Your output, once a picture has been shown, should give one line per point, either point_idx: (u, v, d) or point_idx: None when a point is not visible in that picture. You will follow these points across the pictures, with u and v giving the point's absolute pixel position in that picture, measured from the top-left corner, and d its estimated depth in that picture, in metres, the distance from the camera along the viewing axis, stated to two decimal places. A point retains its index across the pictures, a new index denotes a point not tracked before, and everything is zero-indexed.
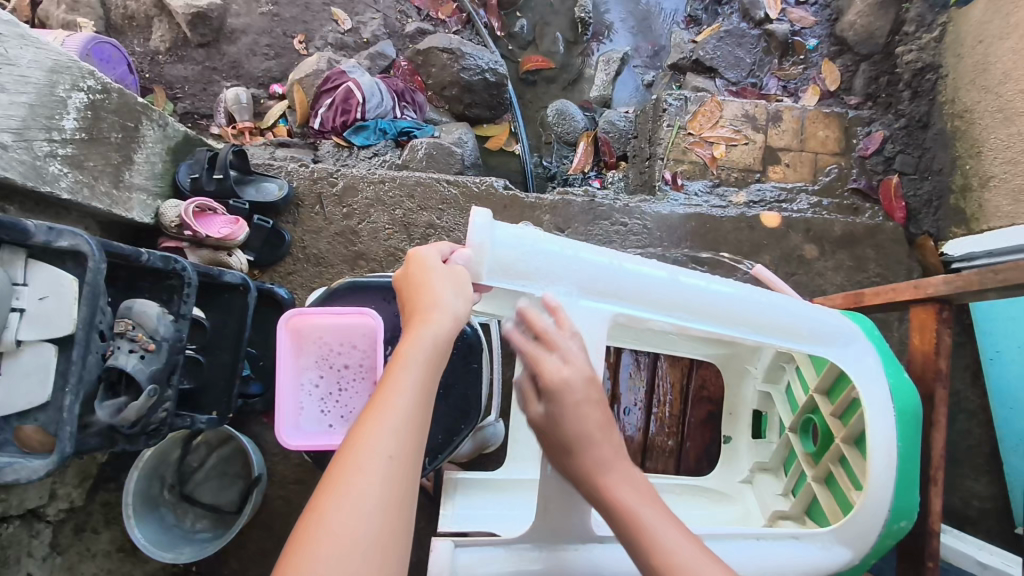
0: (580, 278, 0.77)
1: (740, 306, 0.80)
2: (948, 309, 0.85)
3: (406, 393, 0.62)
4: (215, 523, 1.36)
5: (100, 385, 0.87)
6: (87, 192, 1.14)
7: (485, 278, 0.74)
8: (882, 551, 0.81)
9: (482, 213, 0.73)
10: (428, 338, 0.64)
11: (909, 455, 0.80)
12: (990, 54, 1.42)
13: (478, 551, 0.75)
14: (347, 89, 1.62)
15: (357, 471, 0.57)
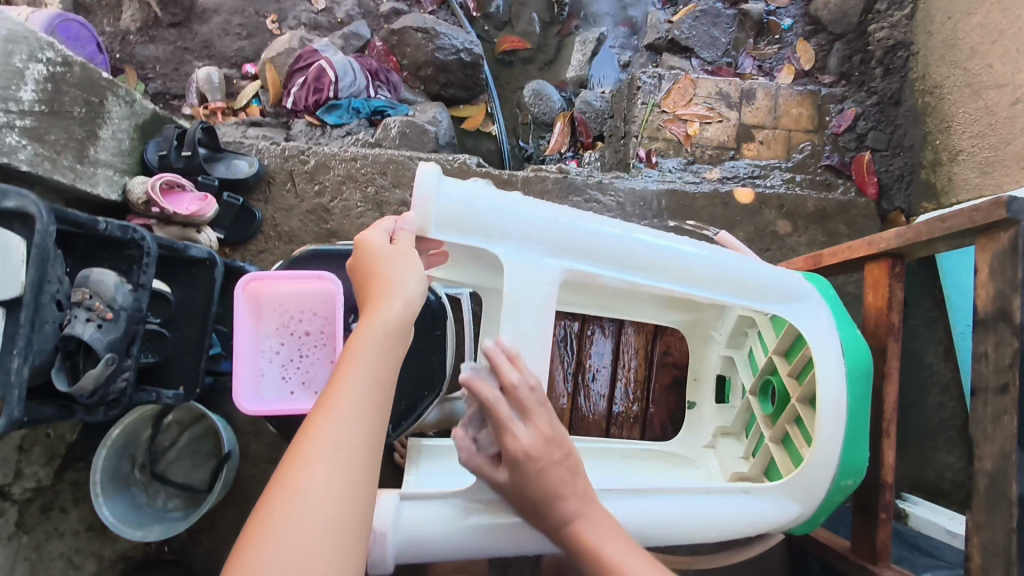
0: (533, 233, 0.76)
1: (697, 265, 0.81)
2: (899, 264, 0.87)
3: (360, 378, 0.59)
4: (187, 502, 1.35)
5: (57, 355, 0.87)
6: (48, 165, 1.12)
7: (432, 232, 0.74)
8: (832, 507, 0.84)
9: (429, 166, 0.72)
10: (382, 323, 0.63)
11: (857, 409, 0.82)
12: (959, 30, 1.44)
13: (424, 505, 0.76)
14: (320, 68, 1.60)
15: (309, 466, 0.54)
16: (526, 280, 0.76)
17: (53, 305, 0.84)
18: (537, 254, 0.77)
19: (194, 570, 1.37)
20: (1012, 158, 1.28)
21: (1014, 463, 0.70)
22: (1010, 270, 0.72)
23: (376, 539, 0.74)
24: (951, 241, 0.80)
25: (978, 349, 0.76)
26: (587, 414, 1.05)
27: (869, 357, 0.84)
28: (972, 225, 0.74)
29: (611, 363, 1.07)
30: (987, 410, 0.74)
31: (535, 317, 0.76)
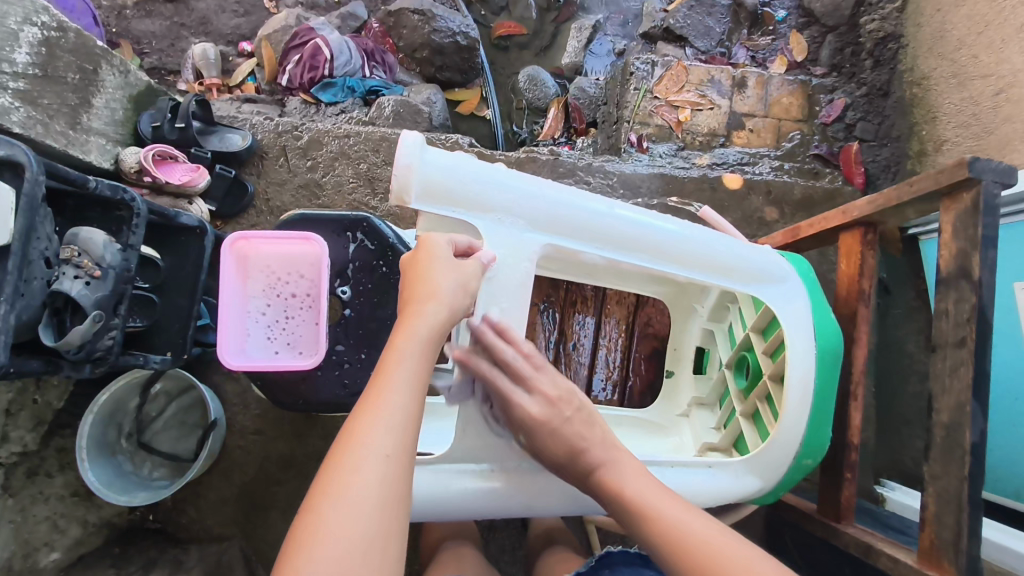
0: (514, 205, 0.77)
1: (673, 241, 0.82)
2: (872, 232, 0.88)
3: (401, 385, 0.62)
4: (173, 472, 1.36)
5: (45, 311, 0.88)
6: (41, 129, 1.13)
7: (412, 202, 0.74)
8: (792, 485, 0.86)
9: (411, 135, 0.72)
10: (422, 333, 0.65)
11: (827, 392, 0.82)
12: (947, 21, 1.45)
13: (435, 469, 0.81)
14: (315, 45, 1.61)
15: (353, 468, 0.57)
16: (505, 252, 0.78)
17: (41, 262, 0.85)
18: (516, 228, 0.78)
19: (179, 539, 1.38)
20: (995, 146, 1.31)
21: (967, 413, 0.72)
22: (970, 228, 0.73)
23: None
24: (920, 207, 0.81)
25: (940, 307, 0.77)
26: (567, 384, 1.02)
27: (841, 342, 0.83)
28: (936, 186, 0.75)
29: (591, 333, 1.04)
30: (945, 363, 0.75)
31: (507, 296, 0.79)
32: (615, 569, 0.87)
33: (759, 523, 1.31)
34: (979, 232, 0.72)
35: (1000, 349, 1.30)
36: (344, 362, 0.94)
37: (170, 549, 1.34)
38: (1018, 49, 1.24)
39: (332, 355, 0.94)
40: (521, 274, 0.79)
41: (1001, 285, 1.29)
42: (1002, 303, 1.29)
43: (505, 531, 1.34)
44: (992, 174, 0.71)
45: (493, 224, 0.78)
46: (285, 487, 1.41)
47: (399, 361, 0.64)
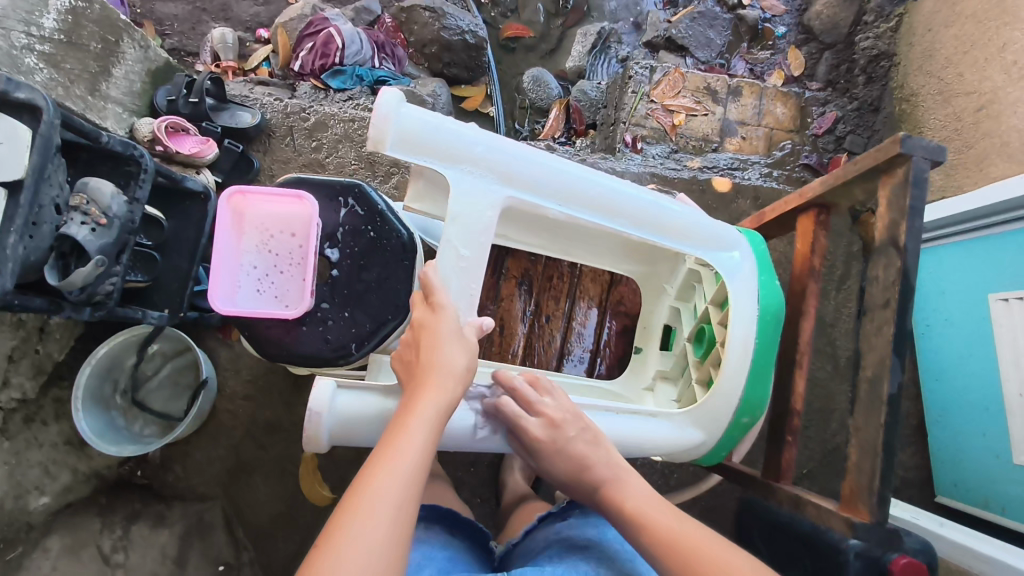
0: (483, 159, 0.82)
1: (638, 207, 0.87)
2: (825, 214, 0.94)
3: (416, 448, 0.67)
4: (164, 430, 1.41)
5: (51, 253, 0.93)
6: (62, 91, 1.21)
7: (387, 147, 0.78)
8: (731, 442, 0.95)
9: (392, 89, 0.78)
10: (443, 396, 0.71)
11: (765, 351, 0.89)
12: (936, 41, 1.51)
13: (358, 394, 0.79)
14: (328, 34, 1.68)
15: (368, 512, 0.60)
16: (469, 201, 0.82)
17: (51, 208, 0.91)
18: (484, 179, 0.83)
19: (163, 496, 1.41)
20: (973, 161, 1.37)
21: (887, 366, 0.76)
22: (901, 199, 0.77)
23: (312, 418, 0.77)
24: (866, 185, 0.85)
25: (872, 273, 0.82)
26: (540, 353, 1.07)
27: (779, 306, 0.90)
28: (874, 162, 0.79)
29: (564, 307, 1.09)
30: (873, 325, 0.80)
31: (469, 239, 0.83)
32: (585, 508, 0.98)
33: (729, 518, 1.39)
34: (907, 203, 0.76)
35: (971, 356, 1.33)
36: (328, 319, 0.98)
37: (154, 505, 1.38)
38: (998, 68, 1.31)
39: (317, 311, 0.98)
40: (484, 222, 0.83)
41: (973, 293, 1.32)
42: (971, 309, 1.33)
43: (479, 509, 1.40)
44: (922, 151, 0.76)
45: (462, 176, 0.82)
46: (269, 451, 1.45)
47: (416, 425, 0.68)
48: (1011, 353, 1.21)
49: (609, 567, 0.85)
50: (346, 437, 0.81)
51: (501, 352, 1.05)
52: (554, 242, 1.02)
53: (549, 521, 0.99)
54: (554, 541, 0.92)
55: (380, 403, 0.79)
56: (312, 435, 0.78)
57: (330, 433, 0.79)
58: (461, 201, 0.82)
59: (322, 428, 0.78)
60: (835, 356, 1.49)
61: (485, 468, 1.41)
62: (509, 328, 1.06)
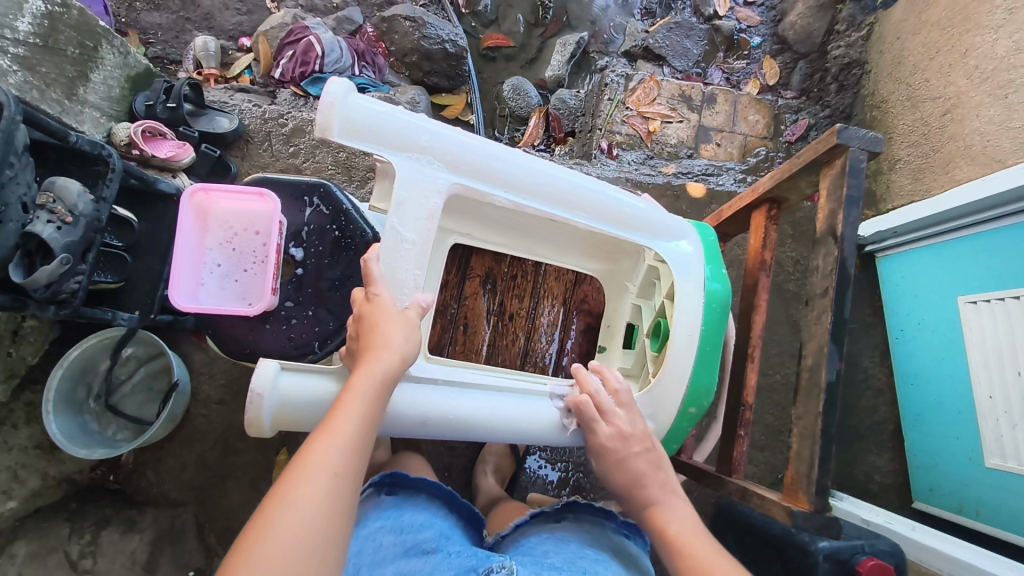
0: (431, 148, 0.83)
1: (585, 195, 0.89)
2: (775, 209, 0.95)
3: (355, 418, 0.66)
4: (136, 435, 1.39)
5: (17, 251, 0.94)
6: (37, 94, 1.22)
7: (334, 134, 0.79)
8: (683, 437, 0.96)
9: (340, 78, 0.79)
10: (377, 372, 0.70)
11: (712, 338, 0.92)
12: (904, 49, 1.54)
13: (303, 376, 0.80)
14: (308, 42, 1.70)
15: (302, 485, 0.59)
16: (417, 189, 0.84)
17: (18, 206, 0.92)
18: (430, 166, 0.84)
19: (136, 501, 1.40)
20: (940, 164, 1.39)
21: (826, 355, 0.78)
22: (838, 189, 0.79)
23: (254, 399, 0.78)
24: (810, 178, 0.87)
25: (813, 263, 0.83)
26: (505, 352, 1.08)
27: (728, 295, 0.93)
28: (814, 154, 0.81)
29: (528, 307, 1.09)
30: (814, 313, 0.82)
31: (415, 225, 0.84)
32: (577, 515, 1.01)
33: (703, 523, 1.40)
34: (844, 192, 0.78)
35: (943, 359, 1.33)
36: (292, 318, 0.99)
37: (126, 510, 1.37)
38: (961, 72, 1.34)
39: (281, 310, 0.99)
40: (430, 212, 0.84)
41: (944, 296, 1.33)
42: (945, 313, 1.33)
43: None
44: (859, 141, 0.77)
45: (411, 164, 0.83)
46: (242, 456, 1.45)
47: (355, 398, 0.68)
48: (980, 357, 1.22)
49: (604, 566, 0.87)
50: (290, 422, 0.81)
51: (466, 351, 1.06)
52: (511, 237, 1.05)
53: (539, 520, 1.01)
54: (547, 538, 0.94)
55: (322, 385, 0.81)
56: (254, 417, 0.78)
57: (274, 417, 0.80)
58: (407, 187, 0.83)
59: (264, 410, 0.78)
60: None
61: (459, 472, 1.41)
62: (473, 328, 1.07)
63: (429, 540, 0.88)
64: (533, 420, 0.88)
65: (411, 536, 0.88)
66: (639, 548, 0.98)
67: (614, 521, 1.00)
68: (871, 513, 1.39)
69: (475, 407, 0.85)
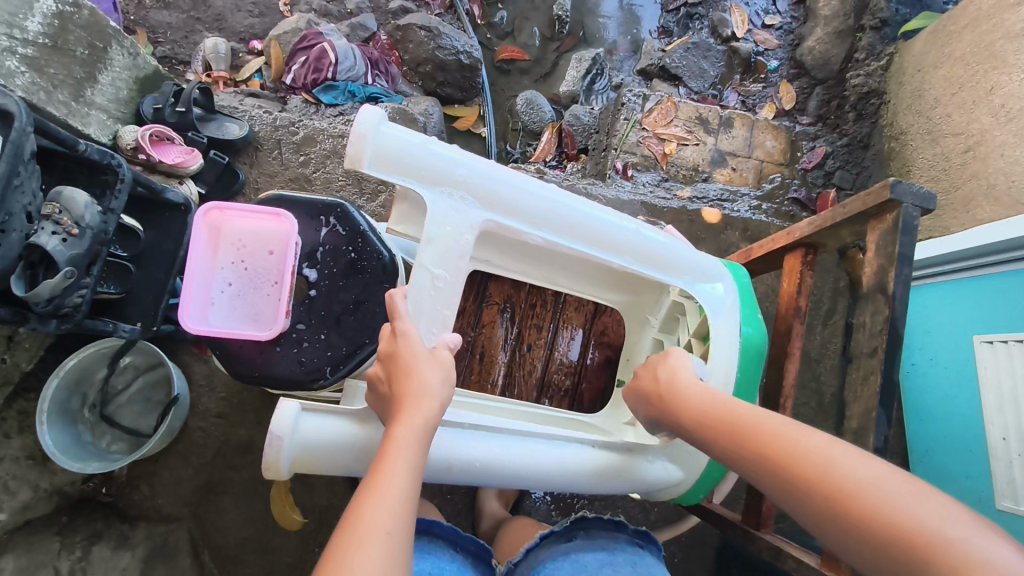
0: (464, 181, 0.83)
1: (619, 234, 0.90)
2: (811, 253, 0.98)
3: (400, 472, 0.64)
4: (132, 447, 1.35)
5: (19, 263, 0.90)
6: (44, 96, 1.18)
7: (364, 165, 0.79)
8: (709, 487, 1.01)
9: (372, 108, 0.79)
10: (420, 420, 0.68)
11: (745, 384, 0.93)
12: (925, 82, 1.52)
13: (323, 420, 0.80)
14: (322, 49, 1.67)
15: (358, 551, 0.55)
16: (449, 223, 0.83)
17: (22, 216, 0.87)
18: (464, 202, 0.84)
19: (128, 516, 1.35)
20: (960, 202, 1.38)
21: None
22: (889, 246, 0.83)
23: (272, 442, 0.76)
24: (853, 228, 0.90)
25: (858, 321, 0.87)
26: (520, 384, 1.11)
27: (762, 339, 0.95)
28: (864, 207, 0.84)
29: (546, 335, 1.12)
30: (858, 373, 0.85)
31: (445, 262, 0.84)
32: (589, 532, 0.97)
33: (710, 556, 1.38)
34: (896, 249, 0.81)
35: (954, 398, 1.31)
36: (303, 340, 0.96)
37: (118, 525, 1.32)
38: (985, 110, 1.32)
39: (292, 332, 0.97)
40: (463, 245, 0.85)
41: (958, 334, 1.31)
42: (960, 350, 1.30)
43: None
44: (912, 197, 0.80)
45: (443, 197, 0.83)
46: (242, 472, 1.41)
47: (397, 452, 0.65)
48: (994, 398, 1.19)
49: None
50: (308, 462, 0.80)
51: (480, 381, 1.09)
52: (532, 265, 1.03)
53: (550, 541, 0.95)
54: (563, 562, 0.91)
55: (342, 430, 0.80)
56: (273, 460, 0.77)
57: (292, 458, 0.79)
58: (439, 223, 0.83)
59: (283, 453, 0.77)
60: (819, 394, 1.48)
61: (462, 495, 1.38)
62: (489, 357, 1.10)
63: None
64: (563, 462, 0.89)
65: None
66: (655, 558, 0.95)
67: (626, 531, 0.98)
68: None
69: (504, 453, 0.86)
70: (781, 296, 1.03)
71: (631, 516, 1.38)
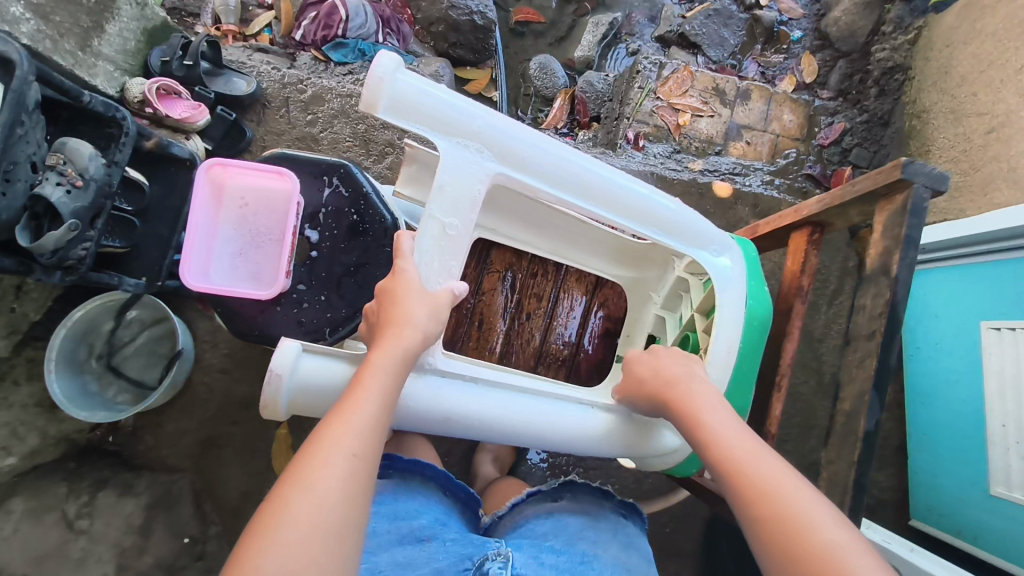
0: (479, 134, 0.82)
1: (631, 198, 0.89)
2: (818, 232, 0.97)
3: (372, 394, 0.67)
4: (138, 398, 1.37)
5: (25, 213, 0.91)
6: (50, 45, 1.16)
7: (380, 110, 0.77)
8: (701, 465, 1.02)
9: (389, 53, 0.77)
10: (398, 349, 0.72)
11: (747, 360, 0.94)
12: (953, 58, 1.47)
13: (323, 361, 0.80)
14: (332, 5, 1.62)
15: (321, 463, 0.60)
16: (460, 175, 0.82)
17: (26, 165, 0.87)
18: (478, 155, 0.83)
19: (133, 464, 1.38)
20: (978, 184, 1.34)
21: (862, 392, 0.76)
22: (897, 226, 0.81)
23: (272, 379, 0.77)
24: (862, 208, 0.88)
25: (861, 302, 0.86)
26: (519, 351, 1.11)
27: (766, 314, 0.95)
28: (874, 185, 0.82)
29: (547, 305, 1.12)
30: (857, 354, 0.84)
31: (458, 211, 0.83)
32: (576, 495, 0.97)
33: (700, 526, 1.40)
34: (903, 232, 0.80)
35: (956, 383, 1.30)
36: (303, 301, 0.98)
37: (124, 472, 1.36)
38: (1013, 90, 1.27)
39: (292, 292, 0.98)
40: (474, 200, 0.83)
41: (966, 316, 1.29)
42: (967, 336, 1.28)
43: None
44: (923, 178, 0.78)
45: (456, 149, 0.82)
46: (244, 427, 1.43)
47: (374, 375, 0.69)
48: (996, 384, 1.18)
49: (603, 551, 0.88)
50: (305, 404, 0.81)
51: (479, 348, 1.09)
52: (538, 226, 1.06)
53: (535, 499, 0.96)
54: (546, 519, 0.93)
55: (341, 372, 0.80)
56: (271, 398, 0.78)
57: (288, 398, 0.79)
58: (451, 173, 0.82)
59: (281, 391, 0.78)
60: (820, 372, 1.47)
61: (459, 458, 1.40)
62: (489, 325, 1.10)
63: (424, 528, 0.87)
64: (560, 423, 0.90)
65: (405, 524, 0.88)
66: (638, 519, 0.98)
67: (612, 502, 0.98)
68: (908, 551, 1.24)
69: (500, 408, 0.87)
70: (785, 273, 1.02)
71: (623, 485, 1.40)
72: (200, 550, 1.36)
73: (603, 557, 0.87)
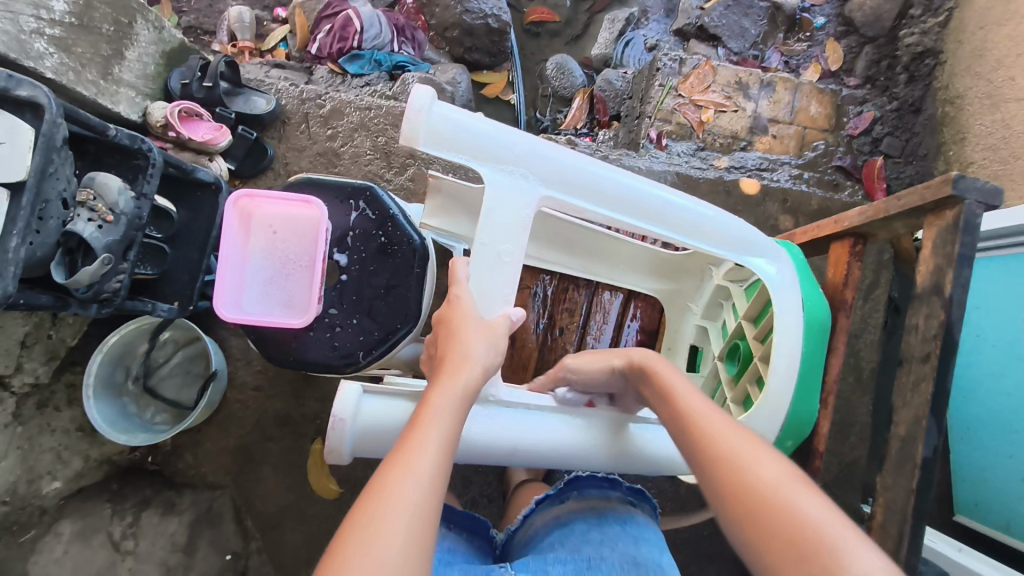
0: (521, 159, 0.81)
1: (677, 212, 0.87)
2: (860, 243, 0.95)
3: (435, 434, 0.64)
4: (175, 418, 1.39)
5: (59, 250, 0.92)
6: (73, 76, 1.18)
7: (420, 142, 0.77)
8: None
9: (424, 87, 0.77)
10: (458, 385, 0.69)
11: (812, 362, 0.90)
12: (988, 40, 1.41)
13: (385, 400, 0.80)
14: (346, 16, 1.64)
15: (381, 518, 0.56)
16: (506, 200, 0.81)
17: (58, 203, 0.89)
18: (524, 179, 0.82)
19: (174, 483, 1.41)
20: (1020, 174, 1.29)
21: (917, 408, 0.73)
22: (948, 246, 0.80)
23: (336, 425, 0.78)
24: (908, 221, 0.87)
25: (911, 323, 0.84)
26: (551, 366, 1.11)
27: (826, 316, 0.92)
28: (921, 201, 0.81)
29: (579, 319, 1.12)
30: (908, 378, 0.82)
31: (509, 236, 0.82)
32: (582, 492, 0.95)
33: None
34: (955, 249, 0.79)
35: (1001, 380, 1.26)
36: (336, 325, 0.98)
37: (165, 491, 1.38)
38: None
39: (325, 317, 0.98)
40: (523, 225, 0.82)
41: (1010, 310, 1.25)
42: (1011, 332, 1.24)
43: (486, 509, 1.39)
44: (975, 193, 0.77)
45: (501, 175, 0.81)
46: (279, 444, 1.44)
47: (434, 414, 0.66)
48: None
49: (610, 551, 0.84)
50: (372, 447, 0.81)
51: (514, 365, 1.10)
52: (572, 247, 1.07)
53: (545, 506, 0.97)
54: (553, 528, 0.91)
55: (403, 411, 0.80)
56: (337, 444, 0.78)
57: (353, 443, 0.80)
58: (497, 199, 0.81)
59: (346, 436, 0.78)
60: (858, 369, 1.44)
61: (493, 468, 1.40)
62: (521, 342, 1.10)
63: None
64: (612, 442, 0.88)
65: None
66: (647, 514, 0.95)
67: (619, 489, 0.96)
68: (959, 553, 1.20)
69: (556, 431, 0.86)
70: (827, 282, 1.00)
71: (661, 491, 1.39)
72: (243, 565, 1.38)
73: (607, 558, 0.82)
